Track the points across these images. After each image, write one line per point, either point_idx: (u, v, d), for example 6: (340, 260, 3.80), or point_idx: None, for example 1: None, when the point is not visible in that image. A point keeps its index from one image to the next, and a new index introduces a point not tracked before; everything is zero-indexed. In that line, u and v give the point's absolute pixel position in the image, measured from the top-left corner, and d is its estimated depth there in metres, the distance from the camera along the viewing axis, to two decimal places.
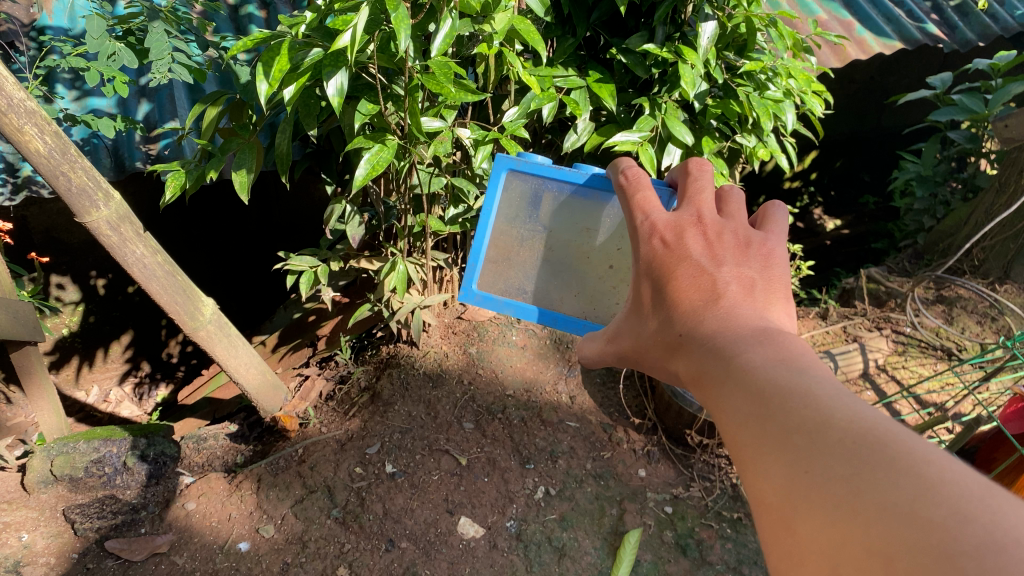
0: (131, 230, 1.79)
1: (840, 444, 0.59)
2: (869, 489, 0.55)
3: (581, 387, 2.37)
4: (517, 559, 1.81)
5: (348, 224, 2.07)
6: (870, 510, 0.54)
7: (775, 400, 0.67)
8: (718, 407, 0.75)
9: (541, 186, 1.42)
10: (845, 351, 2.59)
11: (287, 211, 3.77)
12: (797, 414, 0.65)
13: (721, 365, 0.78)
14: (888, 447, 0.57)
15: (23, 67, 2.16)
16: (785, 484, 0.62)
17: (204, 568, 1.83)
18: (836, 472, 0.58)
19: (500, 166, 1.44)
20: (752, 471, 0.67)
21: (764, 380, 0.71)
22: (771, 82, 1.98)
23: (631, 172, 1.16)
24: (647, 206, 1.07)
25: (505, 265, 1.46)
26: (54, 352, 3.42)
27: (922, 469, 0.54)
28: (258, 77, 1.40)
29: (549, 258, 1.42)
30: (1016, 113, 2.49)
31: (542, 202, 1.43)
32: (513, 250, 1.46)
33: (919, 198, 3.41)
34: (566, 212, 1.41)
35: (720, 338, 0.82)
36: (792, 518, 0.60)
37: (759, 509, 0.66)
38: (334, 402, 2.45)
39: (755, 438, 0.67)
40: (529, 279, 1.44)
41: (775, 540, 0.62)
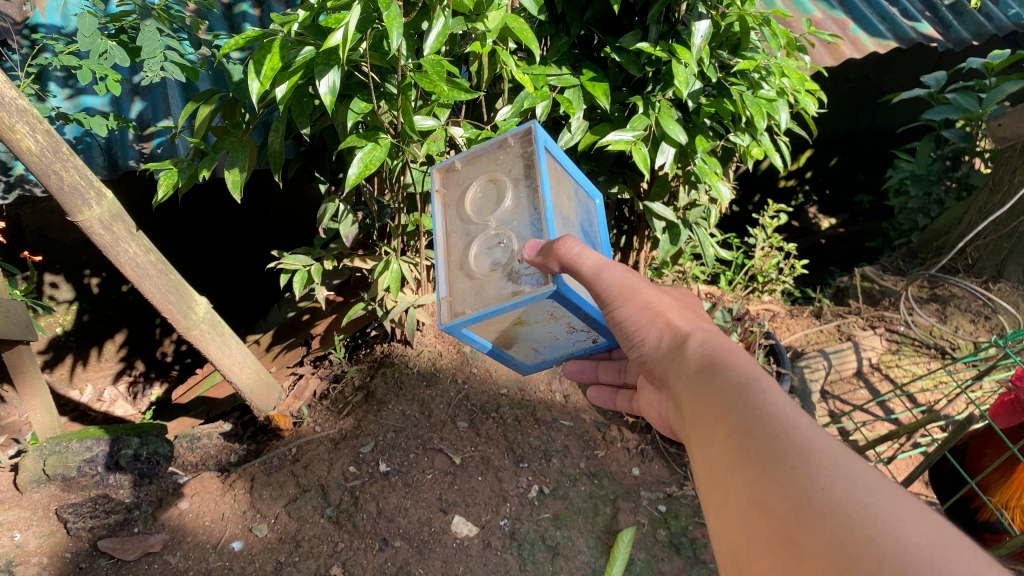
0: (124, 228, 1.78)
1: (863, 483, 0.66)
2: (884, 525, 0.61)
3: (575, 386, 2.37)
4: (510, 558, 1.81)
5: (341, 223, 2.06)
6: (882, 540, 0.60)
7: (800, 429, 0.75)
8: (731, 420, 0.82)
9: (592, 225, 1.44)
10: (839, 350, 2.60)
11: (280, 210, 3.77)
12: (820, 447, 0.72)
13: (743, 388, 0.85)
14: (908, 501, 0.63)
15: (16, 66, 2.16)
16: (797, 497, 0.68)
17: (196, 568, 1.83)
18: (851, 500, 0.65)
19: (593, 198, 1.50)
20: (758, 475, 0.73)
21: (793, 415, 0.78)
22: (764, 81, 1.99)
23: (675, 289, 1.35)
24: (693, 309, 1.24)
25: (557, 179, 1.31)
26: (47, 351, 3.42)
27: (939, 529, 0.60)
28: (251, 75, 1.39)
29: (568, 223, 1.29)
30: (1009, 112, 2.50)
31: (586, 224, 1.42)
32: (562, 187, 1.33)
33: (913, 197, 3.42)
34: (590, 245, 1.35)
35: (745, 369, 0.89)
36: (797, 526, 0.66)
37: (753, 513, 0.72)
38: (328, 401, 2.45)
39: (775, 439, 0.75)
40: (557, 197, 1.26)
41: (771, 540, 0.68)
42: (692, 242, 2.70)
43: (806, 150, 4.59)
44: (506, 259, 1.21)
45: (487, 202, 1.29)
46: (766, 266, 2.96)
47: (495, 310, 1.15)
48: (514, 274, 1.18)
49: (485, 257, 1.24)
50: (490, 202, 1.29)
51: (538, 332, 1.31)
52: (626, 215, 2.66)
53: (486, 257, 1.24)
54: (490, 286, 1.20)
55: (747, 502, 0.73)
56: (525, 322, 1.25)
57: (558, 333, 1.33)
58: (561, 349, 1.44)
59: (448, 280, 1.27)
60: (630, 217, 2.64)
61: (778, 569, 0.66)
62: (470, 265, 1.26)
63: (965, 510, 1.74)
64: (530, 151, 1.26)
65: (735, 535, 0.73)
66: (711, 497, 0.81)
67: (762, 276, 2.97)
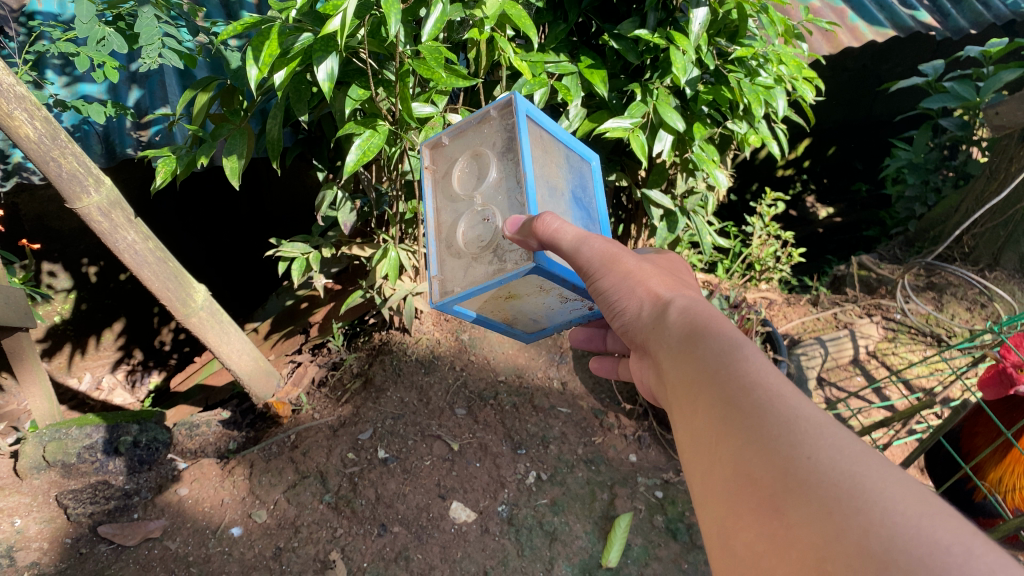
0: (122, 216, 1.78)
1: (849, 451, 0.63)
2: (873, 495, 0.57)
3: (572, 373, 2.39)
4: (508, 543, 1.82)
5: (339, 210, 2.07)
6: (870, 510, 0.56)
7: (783, 397, 0.72)
8: (712, 391, 0.78)
9: (585, 190, 1.40)
10: (835, 337, 2.61)
11: (278, 198, 3.77)
12: (802, 417, 0.68)
13: (723, 357, 0.81)
14: (893, 471, 0.60)
15: (13, 53, 2.15)
16: (782, 466, 0.64)
17: (196, 553, 1.84)
18: (839, 468, 0.61)
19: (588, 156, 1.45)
20: (741, 444, 0.69)
21: (775, 381, 0.74)
22: (762, 69, 2.00)
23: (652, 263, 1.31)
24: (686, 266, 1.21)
25: (544, 146, 1.28)
26: (46, 339, 3.43)
27: (930, 499, 0.56)
28: (248, 62, 1.38)
29: (555, 186, 1.27)
30: (1006, 100, 2.51)
31: (582, 184, 1.40)
32: (551, 153, 1.31)
33: (910, 186, 3.43)
34: (580, 211, 1.33)
35: (728, 337, 0.85)
36: (782, 496, 0.62)
37: (735, 487, 0.68)
38: (326, 388, 2.46)
39: (758, 406, 0.71)
40: (542, 166, 1.24)
41: (756, 513, 0.64)
42: (689, 230, 2.72)
43: (804, 139, 4.59)
44: (491, 237, 1.21)
45: (473, 177, 1.28)
46: (764, 254, 2.95)
47: (484, 287, 1.16)
48: (500, 251, 1.19)
49: (471, 234, 1.26)
50: (478, 173, 1.28)
51: (531, 305, 1.32)
52: (623, 203, 2.68)
53: (474, 234, 1.26)
54: (478, 264, 1.22)
55: (729, 474, 0.69)
56: (516, 296, 1.26)
57: (553, 304, 1.33)
58: (558, 319, 1.44)
59: (441, 258, 1.30)
60: (628, 205, 2.68)
61: (763, 541, 0.62)
62: (458, 242, 1.27)
63: (960, 494, 1.75)
64: (511, 121, 1.23)
65: (716, 507, 0.70)
66: (691, 464, 0.77)
67: (759, 265, 2.97)
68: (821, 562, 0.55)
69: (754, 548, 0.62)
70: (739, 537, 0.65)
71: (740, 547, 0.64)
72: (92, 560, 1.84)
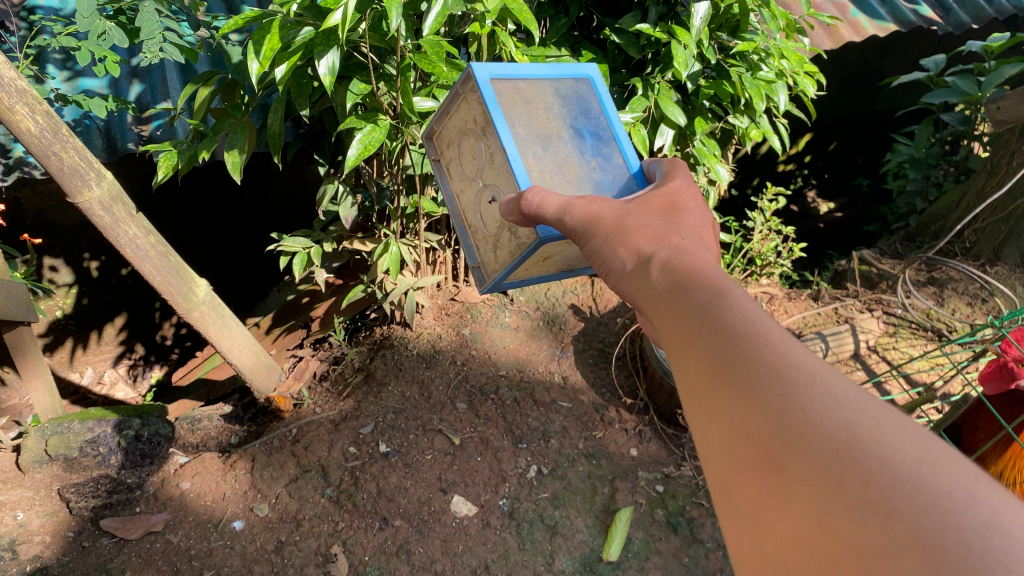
0: (124, 210, 1.78)
1: (844, 398, 0.61)
2: (872, 443, 0.56)
3: (573, 367, 2.39)
4: (508, 537, 1.83)
5: (341, 205, 2.05)
6: (870, 461, 0.55)
7: (770, 340, 0.69)
8: (695, 333, 0.74)
9: (592, 110, 1.35)
10: (836, 332, 2.60)
11: (279, 193, 3.78)
12: (791, 362, 0.65)
13: (705, 299, 0.77)
14: (889, 415, 0.59)
15: (13, 48, 2.15)
16: (774, 417, 0.62)
17: (198, 546, 1.85)
18: (836, 417, 0.59)
19: (588, 69, 1.38)
20: (730, 396, 0.66)
21: (759, 323, 0.71)
22: (763, 63, 1.99)
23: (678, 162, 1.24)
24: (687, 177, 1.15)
25: (520, 101, 1.27)
26: (48, 334, 3.44)
27: (927, 441, 0.56)
28: (249, 56, 1.36)
29: (547, 137, 1.26)
30: (1008, 95, 2.50)
31: (584, 112, 1.34)
32: (534, 103, 1.29)
33: (912, 180, 3.42)
34: (588, 141, 1.30)
35: (711, 278, 0.81)
36: (778, 449, 0.60)
37: (725, 438, 0.65)
38: (328, 382, 2.48)
39: (745, 355, 0.68)
40: (522, 127, 1.24)
41: (750, 470, 0.62)
42: None
43: (805, 134, 4.59)
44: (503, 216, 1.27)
45: (472, 158, 1.33)
46: (766, 249, 2.96)
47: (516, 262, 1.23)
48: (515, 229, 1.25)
49: (487, 216, 1.32)
50: (472, 157, 1.31)
51: (576, 254, 1.35)
52: None
53: (490, 214, 1.31)
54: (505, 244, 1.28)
55: (717, 422, 0.67)
56: (555, 254, 1.31)
57: None
58: None
59: (475, 246, 1.41)
60: None
61: (763, 496, 0.60)
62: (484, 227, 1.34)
63: None
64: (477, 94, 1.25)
65: (709, 458, 0.68)
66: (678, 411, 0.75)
67: (760, 260, 2.98)
68: (826, 521, 0.55)
69: (752, 504, 0.61)
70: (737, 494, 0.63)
71: (737, 503, 0.63)
72: (95, 553, 1.84)
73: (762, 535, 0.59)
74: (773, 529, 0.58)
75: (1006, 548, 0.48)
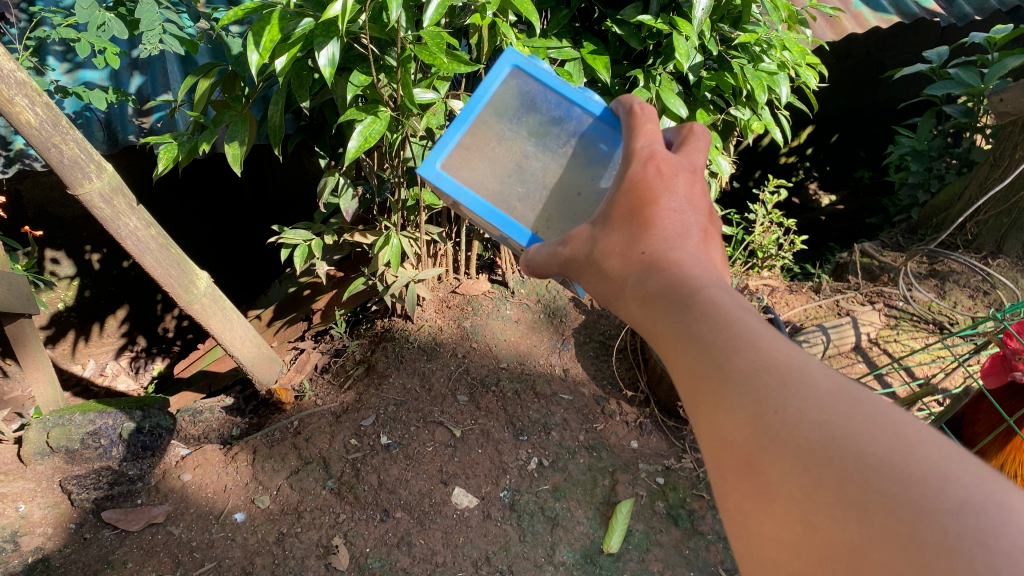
0: (124, 202, 1.78)
1: (819, 392, 0.58)
2: (849, 440, 0.54)
3: (574, 359, 2.39)
4: (510, 529, 1.83)
5: (341, 197, 2.04)
6: (845, 457, 0.53)
7: (741, 337, 0.65)
8: (669, 337, 0.71)
9: (537, 95, 1.31)
10: (837, 324, 2.59)
11: (280, 185, 3.77)
12: (765, 359, 0.62)
13: (678, 295, 0.74)
14: (868, 404, 0.57)
15: (14, 39, 2.15)
16: (750, 422, 0.60)
17: (200, 538, 1.85)
18: (811, 416, 0.57)
19: (506, 58, 1.29)
20: (707, 405, 0.64)
21: (731, 316, 0.68)
22: (765, 55, 1.98)
23: (642, 107, 1.10)
24: (653, 139, 1.01)
25: (475, 154, 1.26)
26: (49, 326, 3.45)
27: (900, 427, 0.54)
28: (249, 47, 1.34)
29: (519, 166, 1.28)
30: (1011, 87, 2.49)
31: (531, 108, 1.31)
32: (488, 143, 1.28)
33: (913, 172, 3.38)
34: (554, 133, 1.30)
35: (684, 271, 0.77)
36: (757, 457, 0.58)
37: (709, 447, 0.64)
38: (329, 374, 2.49)
39: (718, 365, 0.65)
40: (492, 177, 1.26)
41: (734, 476, 0.61)
42: None
43: (807, 126, 4.58)
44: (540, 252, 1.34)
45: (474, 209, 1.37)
46: (766, 242, 2.90)
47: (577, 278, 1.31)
48: None
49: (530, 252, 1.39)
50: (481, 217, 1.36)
51: None
52: None
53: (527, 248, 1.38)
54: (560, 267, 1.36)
55: (701, 432, 0.65)
56: None
57: None
58: None
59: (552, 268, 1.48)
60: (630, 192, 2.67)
61: (747, 501, 0.59)
62: None
63: None
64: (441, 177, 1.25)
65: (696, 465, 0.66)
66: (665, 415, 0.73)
67: (762, 252, 2.93)
68: (810, 521, 0.54)
69: (739, 508, 0.60)
70: (727, 501, 0.62)
71: (728, 507, 0.62)
72: (97, 545, 1.85)
73: (751, 539, 0.58)
74: (760, 532, 0.57)
75: (985, 526, 0.47)
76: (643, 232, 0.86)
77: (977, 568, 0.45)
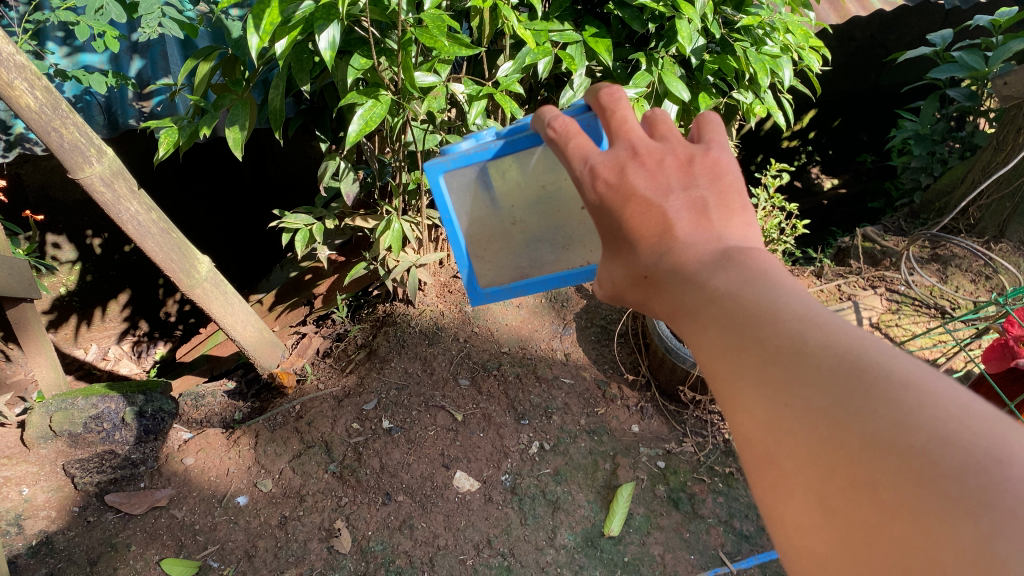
0: (125, 186, 1.77)
1: (822, 375, 0.58)
2: (850, 422, 0.54)
3: (576, 344, 2.38)
4: (512, 512, 1.84)
5: (342, 181, 2.04)
6: (849, 439, 0.53)
7: (749, 335, 0.64)
8: (696, 345, 0.71)
9: (482, 172, 1.10)
10: (839, 309, 2.59)
11: (282, 171, 3.77)
12: (771, 348, 0.62)
13: (691, 295, 0.73)
14: (870, 374, 0.56)
15: (13, 23, 2.15)
16: (765, 416, 0.60)
17: (203, 521, 1.86)
18: (816, 404, 0.56)
19: (432, 174, 1.10)
20: (732, 402, 0.64)
21: (735, 310, 0.67)
22: (769, 38, 1.96)
23: (559, 123, 0.96)
24: (585, 151, 0.91)
25: (491, 255, 1.21)
26: (52, 310, 3.46)
27: (896, 394, 0.53)
28: (249, 29, 1.31)
29: (527, 231, 1.17)
30: (1016, 70, 2.47)
31: (487, 189, 1.12)
32: (491, 239, 1.19)
33: (916, 156, 3.36)
34: (531, 180, 1.10)
35: (685, 269, 0.76)
36: (775, 454, 0.58)
37: (738, 446, 0.64)
38: (331, 358, 2.51)
39: (731, 371, 0.65)
40: (519, 253, 1.20)
41: (758, 469, 0.61)
42: None
43: (810, 110, 4.55)
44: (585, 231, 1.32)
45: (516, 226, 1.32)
46: (767, 226, 2.89)
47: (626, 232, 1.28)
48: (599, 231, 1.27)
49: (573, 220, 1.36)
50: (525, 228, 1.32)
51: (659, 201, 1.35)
52: None
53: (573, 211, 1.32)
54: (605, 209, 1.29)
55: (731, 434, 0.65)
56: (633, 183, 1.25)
57: None
58: None
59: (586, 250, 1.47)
60: None
61: (770, 495, 0.59)
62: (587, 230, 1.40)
63: None
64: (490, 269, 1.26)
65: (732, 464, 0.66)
66: None
67: (763, 237, 2.92)
68: (825, 506, 0.53)
69: (765, 502, 0.60)
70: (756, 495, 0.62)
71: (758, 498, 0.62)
72: (101, 528, 1.85)
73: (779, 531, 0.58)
74: (781, 519, 0.57)
75: (984, 484, 0.47)
76: (633, 234, 0.84)
77: (981, 531, 0.45)
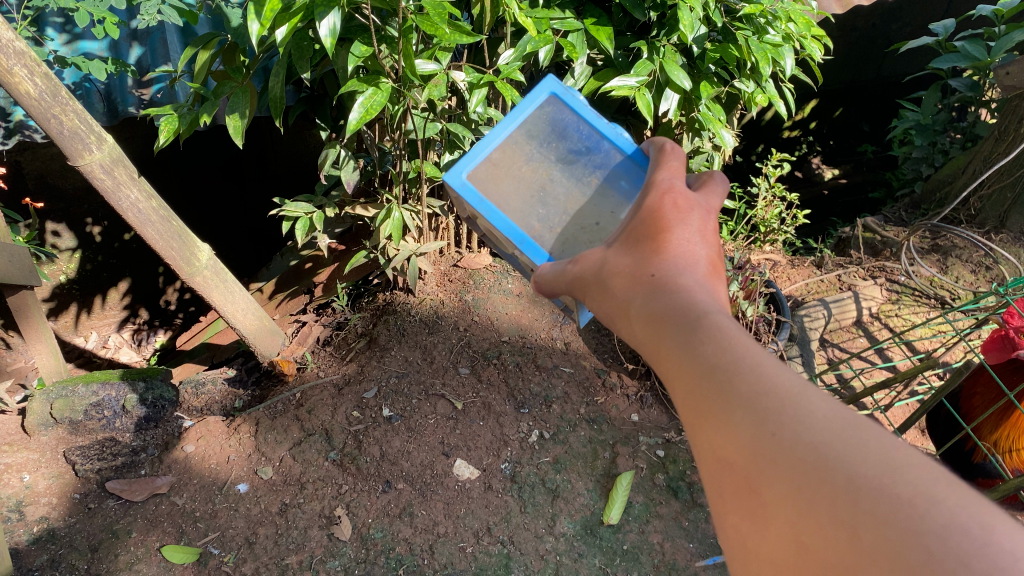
0: (125, 173, 1.77)
1: (818, 418, 0.59)
2: (841, 463, 0.55)
3: (576, 334, 2.38)
4: (511, 500, 1.84)
5: (342, 169, 2.04)
6: (837, 479, 0.54)
7: (745, 366, 0.66)
8: (677, 359, 0.71)
9: (572, 124, 1.34)
10: (839, 299, 2.62)
11: (281, 159, 3.76)
12: (765, 384, 0.63)
13: (690, 317, 0.74)
14: (869, 430, 0.57)
15: (12, 9, 2.13)
16: (749, 445, 0.60)
17: (203, 508, 1.87)
18: (807, 439, 0.57)
19: (546, 85, 1.34)
20: (710, 426, 0.64)
21: (745, 343, 0.69)
22: (771, 27, 1.95)
23: (674, 148, 1.11)
24: (676, 173, 1.02)
25: (502, 171, 1.27)
26: (52, 299, 3.46)
27: (890, 451, 0.55)
28: (249, 15, 1.30)
29: (543, 189, 1.28)
30: (1017, 61, 2.46)
31: (559, 137, 1.33)
32: (514, 165, 1.29)
33: (918, 146, 3.35)
34: (581, 162, 1.31)
35: (690, 297, 0.77)
36: (758, 479, 0.59)
37: (711, 466, 0.64)
38: (331, 347, 2.51)
39: (716, 393, 0.65)
40: (515, 196, 1.26)
41: (735, 496, 0.61)
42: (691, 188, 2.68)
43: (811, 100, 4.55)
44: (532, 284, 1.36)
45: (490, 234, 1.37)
46: (768, 217, 2.86)
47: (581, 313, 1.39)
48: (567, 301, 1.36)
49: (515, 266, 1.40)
50: (489, 237, 1.38)
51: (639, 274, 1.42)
52: None
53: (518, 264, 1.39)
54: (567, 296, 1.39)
55: (706, 452, 0.65)
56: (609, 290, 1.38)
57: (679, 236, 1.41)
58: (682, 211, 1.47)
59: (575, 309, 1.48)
60: None
61: (745, 524, 0.59)
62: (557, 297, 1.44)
63: (961, 454, 1.85)
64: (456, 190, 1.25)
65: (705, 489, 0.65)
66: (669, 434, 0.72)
67: (764, 226, 2.90)
68: (803, 542, 0.54)
69: (737, 530, 0.60)
70: (725, 526, 0.62)
71: (726, 531, 0.62)
72: (102, 515, 1.85)
73: (747, 560, 0.59)
74: (758, 554, 0.58)
75: (967, 547, 0.47)
76: (652, 255, 0.86)
77: None
